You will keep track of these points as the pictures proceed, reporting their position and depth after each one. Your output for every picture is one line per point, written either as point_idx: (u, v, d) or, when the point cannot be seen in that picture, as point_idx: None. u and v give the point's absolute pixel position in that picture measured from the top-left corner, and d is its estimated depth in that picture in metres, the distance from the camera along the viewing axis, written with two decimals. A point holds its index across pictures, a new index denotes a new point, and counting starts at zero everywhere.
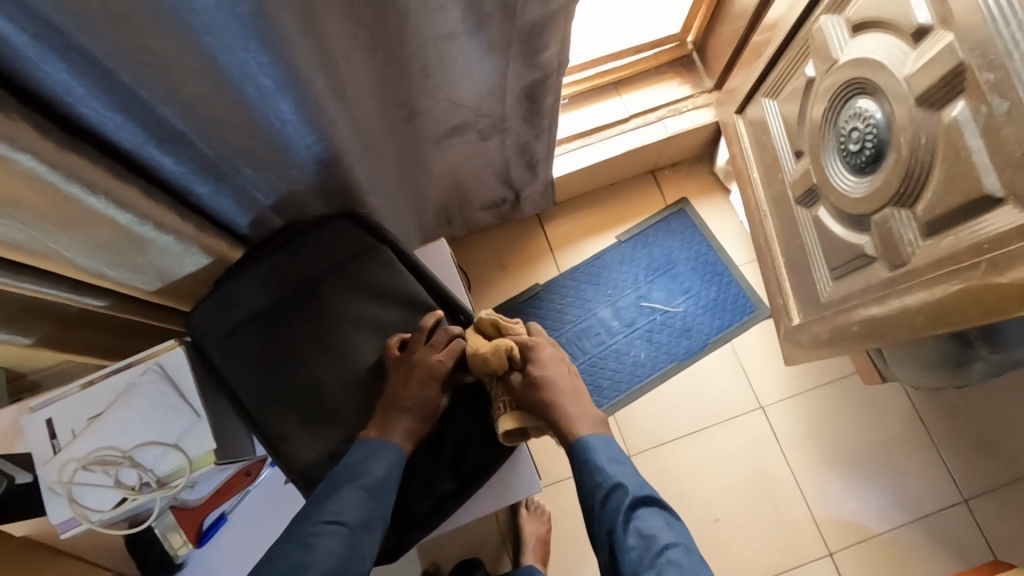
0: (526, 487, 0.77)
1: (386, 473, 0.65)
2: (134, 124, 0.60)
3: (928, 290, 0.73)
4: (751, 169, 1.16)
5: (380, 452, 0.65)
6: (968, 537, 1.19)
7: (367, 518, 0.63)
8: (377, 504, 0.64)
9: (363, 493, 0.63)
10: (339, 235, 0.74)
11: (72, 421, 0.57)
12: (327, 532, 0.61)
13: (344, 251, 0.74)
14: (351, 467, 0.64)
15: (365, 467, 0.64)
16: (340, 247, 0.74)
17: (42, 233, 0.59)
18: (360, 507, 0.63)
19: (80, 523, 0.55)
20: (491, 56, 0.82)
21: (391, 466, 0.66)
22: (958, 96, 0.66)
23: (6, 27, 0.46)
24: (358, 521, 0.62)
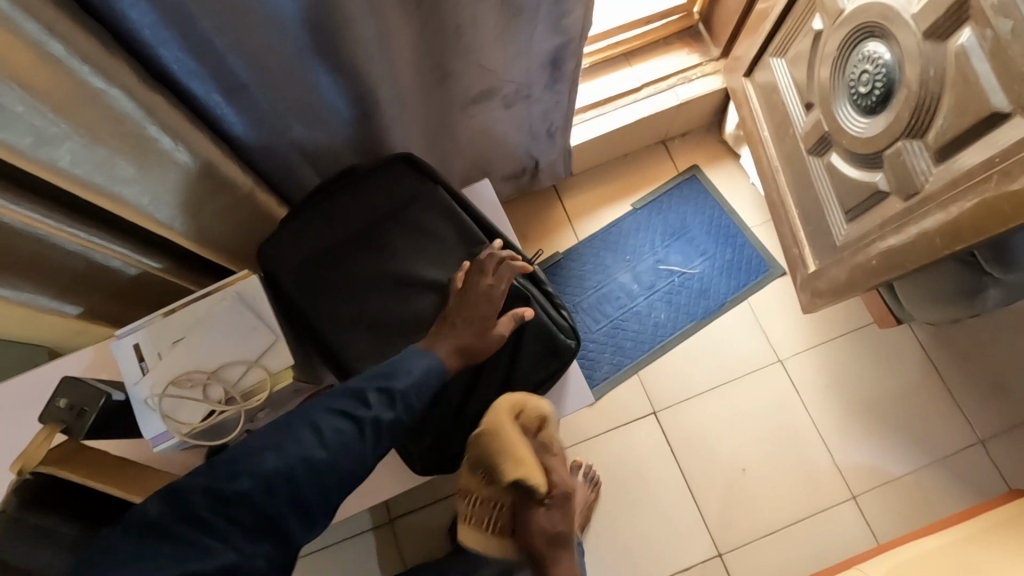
0: (578, 402, 0.82)
1: (411, 385, 0.65)
2: (203, 73, 0.65)
3: (945, 211, 0.77)
4: (761, 128, 1.22)
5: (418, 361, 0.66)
6: (987, 474, 1.24)
7: (378, 425, 0.62)
8: (393, 411, 0.63)
9: (382, 394, 0.63)
10: (390, 178, 0.79)
11: (159, 346, 0.61)
12: (335, 423, 0.61)
13: (397, 192, 0.78)
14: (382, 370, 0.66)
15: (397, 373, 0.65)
16: (392, 189, 0.78)
17: (121, 172, 0.63)
18: (380, 410, 0.63)
19: (172, 436, 0.59)
20: (521, 14, 0.87)
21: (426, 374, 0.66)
22: (964, 25, 0.71)
23: None
24: (372, 420, 0.62)
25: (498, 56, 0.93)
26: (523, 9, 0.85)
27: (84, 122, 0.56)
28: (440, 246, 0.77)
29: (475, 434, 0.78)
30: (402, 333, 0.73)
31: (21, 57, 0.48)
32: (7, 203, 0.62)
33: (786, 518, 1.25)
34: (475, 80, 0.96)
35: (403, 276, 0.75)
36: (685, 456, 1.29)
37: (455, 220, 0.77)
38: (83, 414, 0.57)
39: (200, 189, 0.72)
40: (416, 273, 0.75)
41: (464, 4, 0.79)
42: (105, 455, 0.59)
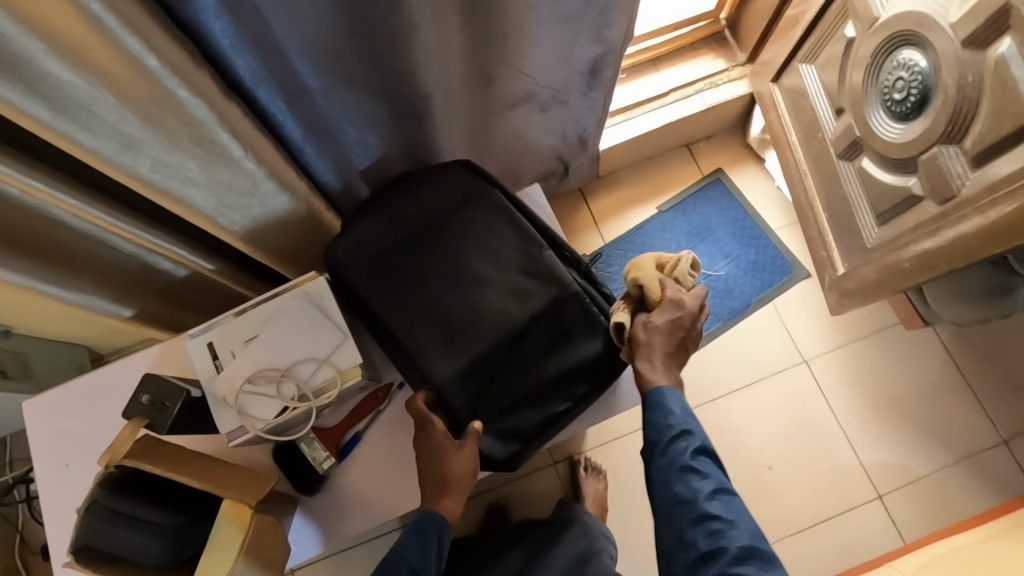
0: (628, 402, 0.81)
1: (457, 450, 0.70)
2: (272, 80, 0.68)
3: (982, 214, 0.79)
4: (789, 132, 1.24)
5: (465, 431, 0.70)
6: (1011, 474, 1.25)
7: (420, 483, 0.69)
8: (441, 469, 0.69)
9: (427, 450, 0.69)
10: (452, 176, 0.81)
11: (232, 346, 0.64)
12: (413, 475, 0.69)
13: (461, 189, 0.80)
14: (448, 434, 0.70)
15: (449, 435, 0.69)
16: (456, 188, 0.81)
17: (194, 177, 0.66)
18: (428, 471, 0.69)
19: (247, 431, 0.61)
20: (565, 22, 0.89)
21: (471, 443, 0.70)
22: (1003, 34, 0.73)
23: None
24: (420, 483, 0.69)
25: (540, 63, 0.95)
26: (568, 18, 0.87)
27: (165, 129, 0.59)
28: (505, 242, 0.78)
29: (535, 436, 0.76)
30: (464, 326, 0.75)
31: (121, 69, 0.51)
32: (87, 206, 0.65)
33: (811, 515, 1.27)
34: (516, 86, 0.99)
35: (467, 269, 0.77)
36: None
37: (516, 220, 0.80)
38: (165, 409, 0.59)
39: (262, 192, 0.75)
40: (478, 268, 0.77)
41: (513, 13, 0.81)
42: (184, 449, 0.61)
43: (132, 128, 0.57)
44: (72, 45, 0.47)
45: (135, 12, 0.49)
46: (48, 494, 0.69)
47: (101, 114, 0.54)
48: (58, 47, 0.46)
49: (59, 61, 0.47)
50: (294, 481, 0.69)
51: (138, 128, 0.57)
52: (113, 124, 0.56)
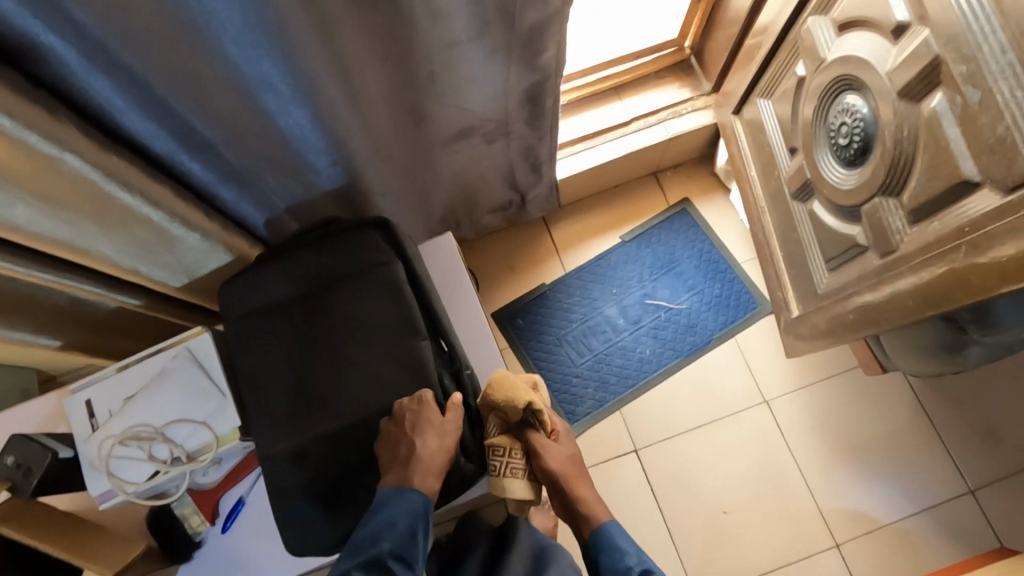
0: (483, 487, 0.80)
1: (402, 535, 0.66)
2: (166, 133, 0.66)
3: (917, 274, 0.76)
4: (749, 167, 1.20)
5: (402, 509, 0.66)
6: (977, 527, 1.20)
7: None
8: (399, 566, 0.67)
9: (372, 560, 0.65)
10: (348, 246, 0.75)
11: (110, 403, 0.62)
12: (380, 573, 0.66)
13: (359, 258, 0.74)
14: (364, 540, 0.66)
15: (377, 542, 0.65)
16: (355, 254, 0.75)
17: (80, 228, 0.64)
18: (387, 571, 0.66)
19: (116, 495, 0.59)
20: (493, 60, 0.86)
21: (413, 517, 0.67)
22: (936, 88, 0.70)
23: (57, 42, 0.51)
24: None
25: (473, 99, 0.93)
26: (496, 53, 0.84)
27: (36, 187, 0.57)
28: (381, 329, 0.71)
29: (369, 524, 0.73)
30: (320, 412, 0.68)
31: None
32: None
33: (767, 563, 1.22)
34: (452, 121, 0.96)
35: (342, 345, 0.71)
36: (665, 497, 1.27)
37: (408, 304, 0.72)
38: (29, 473, 0.58)
39: (165, 239, 0.73)
40: (352, 350, 0.70)
41: (432, 54, 0.79)
42: (54, 512, 0.59)
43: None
44: None
45: None
46: None
47: None
48: None
49: None
50: (164, 549, 0.66)
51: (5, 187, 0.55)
52: None
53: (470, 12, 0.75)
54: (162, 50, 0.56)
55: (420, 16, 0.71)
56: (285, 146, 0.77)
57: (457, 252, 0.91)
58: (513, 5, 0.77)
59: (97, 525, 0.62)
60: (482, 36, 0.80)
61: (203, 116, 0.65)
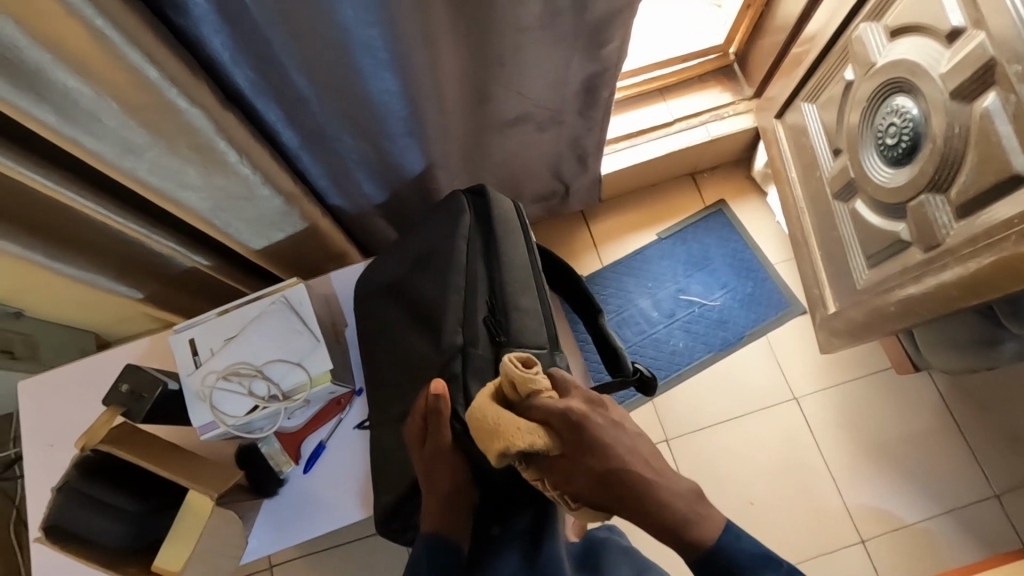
0: None
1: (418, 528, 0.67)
2: (270, 90, 0.72)
3: (963, 265, 0.80)
4: (789, 168, 1.24)
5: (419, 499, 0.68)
6: (1000, 529, 1.22)
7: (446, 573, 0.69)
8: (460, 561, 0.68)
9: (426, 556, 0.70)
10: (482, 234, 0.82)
11: (211, 342, 0.67)
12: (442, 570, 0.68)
13: (487, 242, 0.79)
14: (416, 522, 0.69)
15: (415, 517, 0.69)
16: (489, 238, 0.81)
17: (189, 181, 0.69)
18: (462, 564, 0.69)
19: (218, 426, 0.64)
20: (560, 49, 0.91)
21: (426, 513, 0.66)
22: (989, 88, 0.74)
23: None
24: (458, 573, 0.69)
25: (535, 87, 0.98)
26: (565, 40, 0.89)
27: (163, 137, 0.62)
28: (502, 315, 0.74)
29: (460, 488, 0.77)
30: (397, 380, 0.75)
31: (127, 80, 0.55)
32: (85, 200, 0.67)
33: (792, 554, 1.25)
34: (514, 107, 1.01)
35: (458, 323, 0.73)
36: None
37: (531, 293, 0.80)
38: (141, 399, 0.62)
39: (256, 200, 0.78)
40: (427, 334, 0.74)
41: (508, 38, 0.84)
42: (157, 440, 0.63)
43: (132, 133, 0.60)
44: (80, 56, 0.50)
45: (138, 28, 0.52)
46: (35, 474, 0.73)
47: (105, 121, 0.57)
48: (62, 58, 0.50)
49: (65, 70, 0.51)
50: (254, 484, 0.71)
51: (138, 134, 0.60)
52: (115, 130, 0.59)
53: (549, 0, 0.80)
54: (285, 6, 0.61)
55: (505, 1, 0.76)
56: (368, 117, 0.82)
57: None
58: None
59: (193, 453, 0.66)
60: (554, 24, 0.85)
61: (306, 74, 0.71)
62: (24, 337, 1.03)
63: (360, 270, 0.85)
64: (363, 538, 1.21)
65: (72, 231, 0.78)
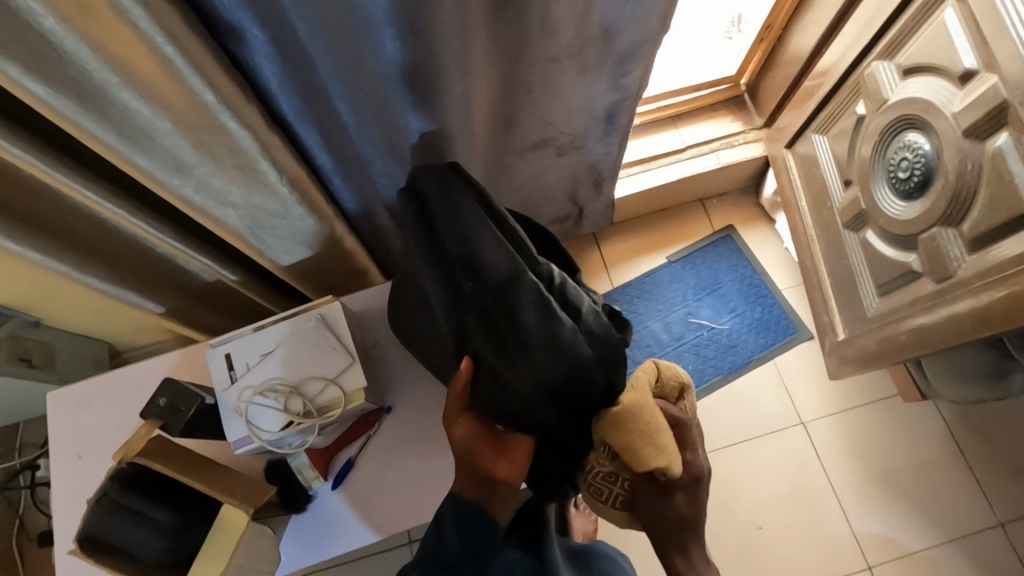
0: None
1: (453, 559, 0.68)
2: (314, 115, 0.74)
3: (975, 297, 0.82)
4: (799, 198, 1.27)
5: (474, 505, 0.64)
6: (1005, 558, 1.23)
7: None
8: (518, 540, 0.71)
9: None
10: (444, 197, 0.72)
11: (248, 357, 0.69)
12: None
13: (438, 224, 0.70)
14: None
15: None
16: (444, 215, 0.70)
17: (229, 199, 0.71)
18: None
19: (253, 440, 0.66)
20: (585, 78, 0.94)
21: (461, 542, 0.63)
22: (1001, 129, 0.77)
23: (257, 29, 0.60)
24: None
25: (559, 113, 1.00)
26: (590, 68, 0.92)
27: (212, 157, 0.64)
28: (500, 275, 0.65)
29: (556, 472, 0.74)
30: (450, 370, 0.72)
31: (184, 104, 0.57)
32: (129, 215, 0.69)
33: None
34: (537, 131, 1.03)
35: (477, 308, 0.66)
36: None
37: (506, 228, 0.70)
38: (179, 412, 0.64)
39: (290, 218, 0.80)
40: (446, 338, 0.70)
41: (536, 66, 0.87)
42: (190, 454, 0.64)
43: (181, 153, 0.62)
44: (146, 81, 0.53)
45: (202, 56, 0.54)
46: (63, 485, 0.73)
47: (160, 140, 0.59)
48: (128, 80, 0.52)
49: (129, 93, 0.53)
50: (284, 498, 0.72)
51: (187, 153, 0.62)
52: (168, 149, 0.61)
53: (578, 31, 0.83)
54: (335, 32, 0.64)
55: (536, 29, 0.79)
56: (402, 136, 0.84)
57: None
58: (613, 29, 0.85)
59: (224, 466, 0.67)
60: (581, 55, 0.88)
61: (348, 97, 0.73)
62: (41, 345, 1.04)
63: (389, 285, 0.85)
64: (370, 555, 1.21)
65: (107, 244, 0.79)
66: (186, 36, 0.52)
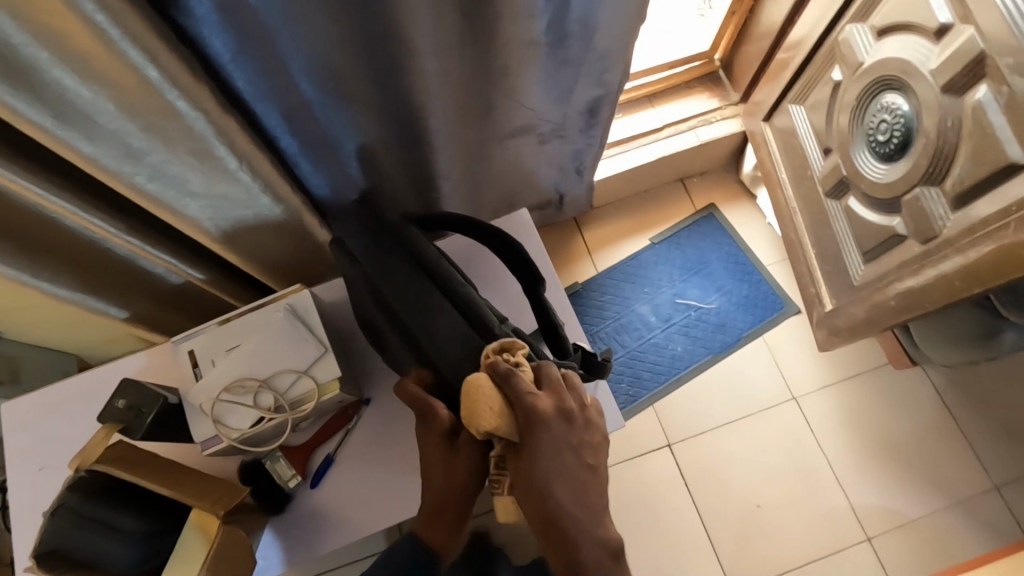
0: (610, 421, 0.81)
1: None
2: (276, 96, 0.71)
3: (963, 254, 0.81)
4: (780, 170, 1.26)
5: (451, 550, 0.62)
6: (1003, 520, 1.23)
7: None
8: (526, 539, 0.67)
9: None
10: (384, 260, 0.70)
11: (216, 354, 0.69)
12: None
13: (385, 282, 0.68)
14: None
15: None
16: (385, 277, 0.68)
17: (187, 188, 0.67)
18: None
19: (223, 439, 0.65)
20: (561, 67, 0.93)
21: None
22: (980, 81, 0.76)
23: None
24: None
25: (539, 101, 0.98)
26: (568, 63, 0.92)
27: (163, 140, 0.60)
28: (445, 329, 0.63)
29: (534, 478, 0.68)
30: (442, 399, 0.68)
31: (125, 80, 0.53)
32: (77, 210, 0.64)
33: (799, 556, 1.24)
34: (515, 120, 1.00)
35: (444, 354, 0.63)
36: (698, 493, 1.29)
37: (444, 278, 0.67)
38: (142, 414, 0.62)
39: (255, 208, 0.76)
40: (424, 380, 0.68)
41: (512, 53, 0.82)
42: (160, 458, 0.61)
43: (129, 136, 0.58)
44: (81, 55, 0.49)
45: (141, 28, 0.51)
46: (22, 498, 0.71)
47: (104, 123, 0.55)
48: (62, 54, 0.48)
49: (63, 69, 0.49)
50: (261, 502, 0.68)
51: (136, 137, 0.58)
52: (114, 132, 0.57)
53: (554, 18, 0.82)
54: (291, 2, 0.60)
55: (514, 25, 0.77)
56: (368, 117, 0.80)
57: (533, 225, 0.94)
58: (592, 22, 0.85)
59: (193, 466, 0.64)
60: (555, 39, 0.86)
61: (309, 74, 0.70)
62: None
63: None
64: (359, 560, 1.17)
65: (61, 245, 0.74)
66: (121, 5, 0.48)
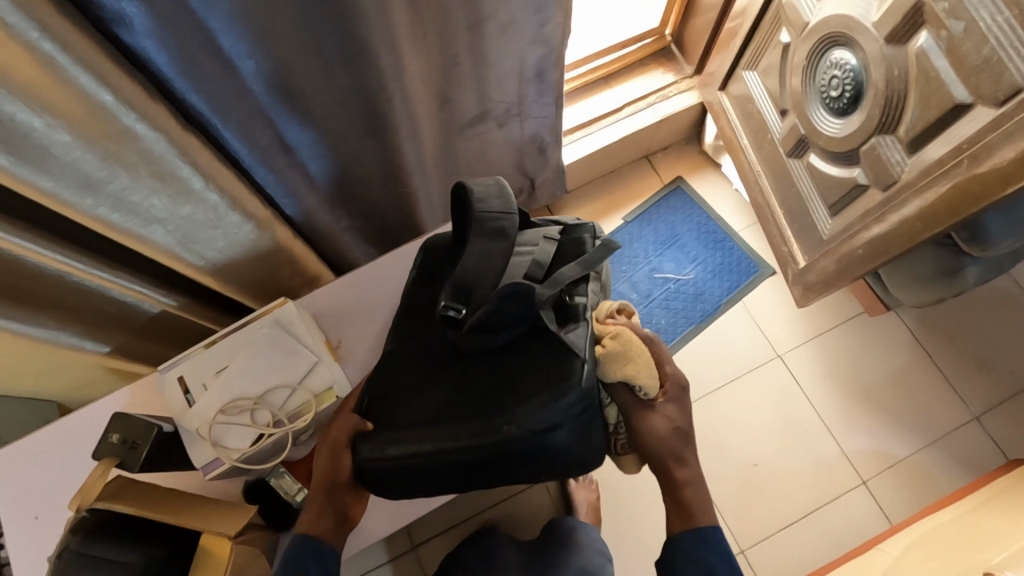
0: None
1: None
2: (230, 109, 0.69)
3: (922, 197, 0.85)
4: (740, 137, 1.28)
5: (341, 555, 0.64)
6: (984, 448, 1.29)
7: None
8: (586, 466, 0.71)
9: None
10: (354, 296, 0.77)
11: (203, 376, 0.69)
12: None
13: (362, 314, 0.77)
14: None
15: None
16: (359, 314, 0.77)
17: (150, 212, 0.66)
18: None
19: (224, 461, 0.66)
20: (508, 34, 0.90)
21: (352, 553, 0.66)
22: (920, 28, 0.79)
23: (134, 10, 0.54)
24: None
25: (491, 82, 0.98)
26: (508, 25, 0.89)
27: (123, 166, 0.59)
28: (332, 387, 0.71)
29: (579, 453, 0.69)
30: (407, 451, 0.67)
31: (79, 108, 0.52)
32: (40, 248, 0.63)
33: (799, 507, 1.28)
34: (473, 103, 1.00)
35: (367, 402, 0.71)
36: (698, 459, 1.32)
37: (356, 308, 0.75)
38: (135, 448, 0.62)
39: (224, 226, 0.74)
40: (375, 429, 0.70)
41: (460, 32, 0.84)
42: (157, 488, 0.61)
43: (87, 166, 0.57)
44: (28, 88, 0.48)
45: (87, 53, 0.50)
46: (21, 551, 0.69)
47: (59, 153, 0.54)
48: (12, 88, 0.47)
49: (14, 102, 0.48)
50: (271, 520, 0.70)
51: (95, 165, 0.57)
52: (72, 163, 0.56)
53: None
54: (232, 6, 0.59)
55: None
56: (323, 114, 0.80)
57: None
58: None
59: (191, 495, 0.63)
60: (501, 11, 0.85)
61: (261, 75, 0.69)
62: None
63: (344, 282, 0.87)
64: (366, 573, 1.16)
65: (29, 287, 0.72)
66: (65, 30, 0.47)
